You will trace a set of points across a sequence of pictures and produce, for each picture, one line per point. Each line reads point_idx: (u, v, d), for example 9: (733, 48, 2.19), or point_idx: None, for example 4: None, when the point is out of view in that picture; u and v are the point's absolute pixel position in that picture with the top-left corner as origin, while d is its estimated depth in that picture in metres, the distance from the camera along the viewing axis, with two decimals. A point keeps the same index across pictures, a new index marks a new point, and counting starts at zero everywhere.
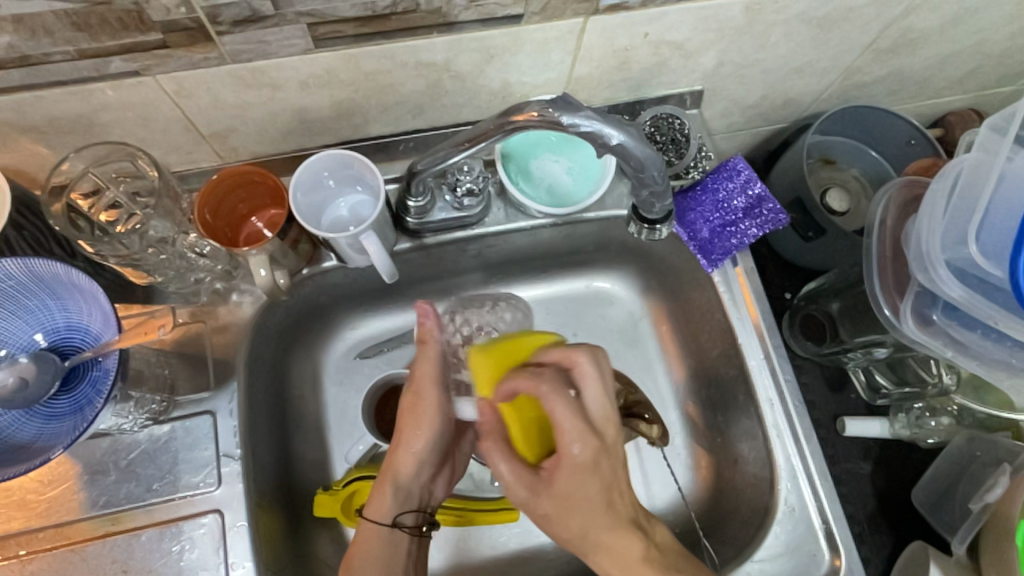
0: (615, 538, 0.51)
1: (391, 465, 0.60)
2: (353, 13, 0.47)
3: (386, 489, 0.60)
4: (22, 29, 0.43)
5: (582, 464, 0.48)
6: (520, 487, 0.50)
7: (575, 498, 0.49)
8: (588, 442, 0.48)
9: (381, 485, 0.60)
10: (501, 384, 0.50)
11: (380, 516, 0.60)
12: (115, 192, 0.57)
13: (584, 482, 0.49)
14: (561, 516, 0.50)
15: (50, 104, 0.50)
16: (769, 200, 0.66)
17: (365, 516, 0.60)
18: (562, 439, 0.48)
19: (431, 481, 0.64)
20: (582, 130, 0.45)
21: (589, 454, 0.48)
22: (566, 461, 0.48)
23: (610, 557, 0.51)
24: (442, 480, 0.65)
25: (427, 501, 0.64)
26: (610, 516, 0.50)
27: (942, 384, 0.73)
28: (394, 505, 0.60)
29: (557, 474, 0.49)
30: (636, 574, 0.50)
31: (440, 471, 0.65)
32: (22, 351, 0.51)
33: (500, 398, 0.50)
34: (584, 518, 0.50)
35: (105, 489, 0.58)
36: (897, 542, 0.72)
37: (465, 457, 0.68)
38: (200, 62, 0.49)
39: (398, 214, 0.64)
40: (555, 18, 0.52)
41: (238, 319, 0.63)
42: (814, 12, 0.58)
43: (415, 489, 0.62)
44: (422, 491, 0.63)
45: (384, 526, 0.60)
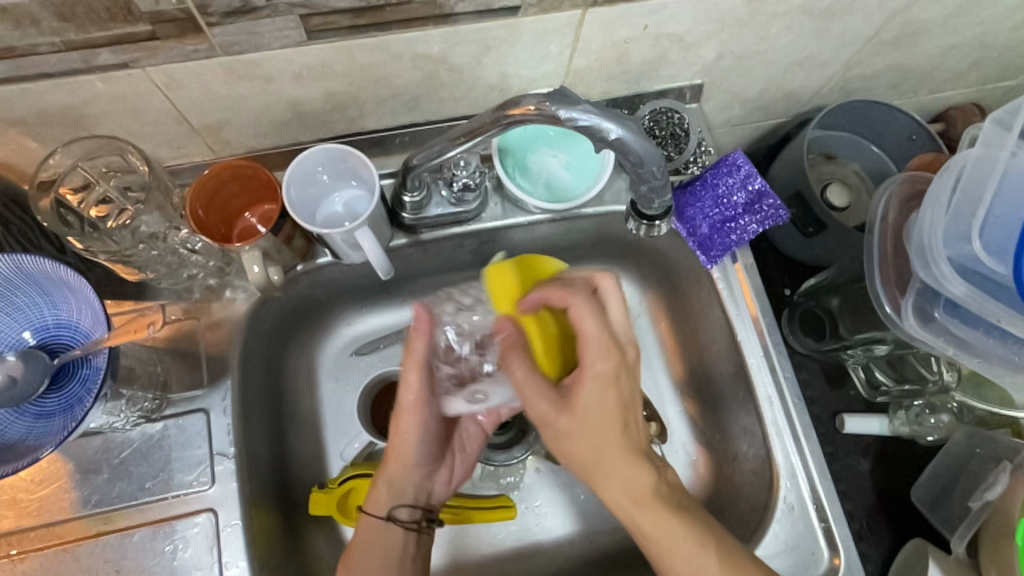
0: (630, 467, 0.50)
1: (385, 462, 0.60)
2: (346, 4, 0.46)
3: (379, 486, 0.60)
4: (7, 20, 0.42)
5: (607, 374, 0.49)
6: (541, 400, 0.49)
7: (597, 411, 0.49)
8: (610, 352, 0.49)
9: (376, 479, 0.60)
10: (529, 296, 0.53)
11: (374, 510, 0.60)
12: (105, 187, 0.56)
13: (606, 395, 0.49)
14: (579, 434, 0.49)
15: (37, 97, 0.49)
16: (770, 195, 0.65)
17: (363, 510, 0.60)
18: (588, 349, 0.49)
19: (427, 476, 0.63)
20: (580, 125, 0.45)
21: (612, 364, 0.49)
22: (591, 371, 0.49)
23: (622, 483, 0.50)
24: (442, 477, 0.64)
25: (427, 498, 0.63)
26: (627, 442, 0.50)
27: (943, 381, 0.74)
28: (388, 498, 0.60)
29: (579, 388, 0.49)
30: (646, 504, 0.50)
31: (439, 467, 0.63)
32: (11, 349, 0.50)
33: (527, 307, 0.53)
34: (602, 436, 0.49)
35: (97, 488, 0.57)
36: (896, 539, 0.72)
37: (468, 453, 0.65)
38: (190, 55, 0.48)
39: (393, 209, 0.63)
40: (553, 10, 0.51)
41: (232, 316, 0.62)
42: (816, 3, 0.57)
43: (411, 485, 0.61)
44: (418, 487, 0.62)
45: (378, 519, 0.59)
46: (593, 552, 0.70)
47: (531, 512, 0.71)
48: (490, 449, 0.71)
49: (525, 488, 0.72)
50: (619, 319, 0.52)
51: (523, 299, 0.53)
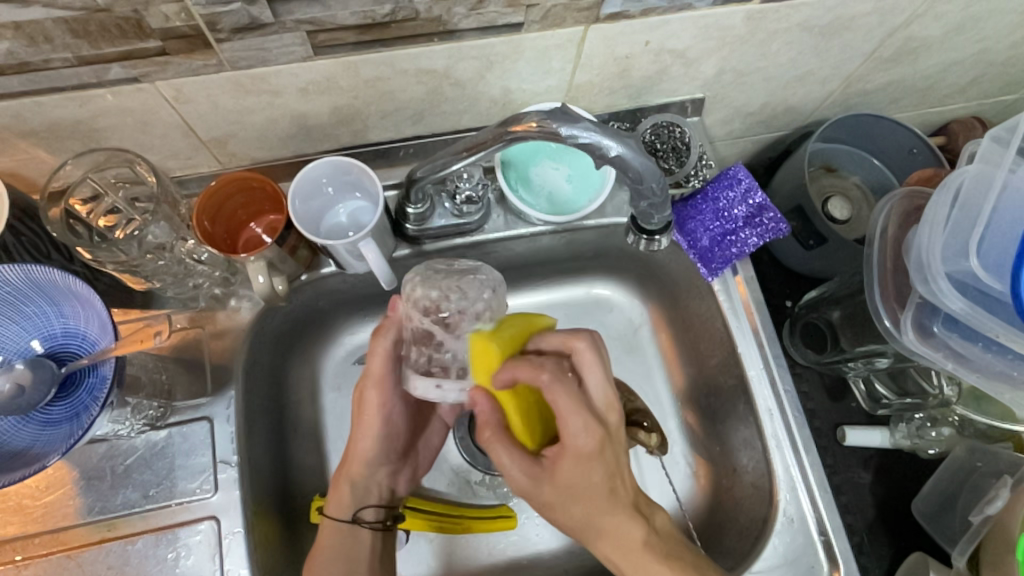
0: (617, 525, 0.50)
1: (346, 463, 0.61)
2: (352, 21, 0.47)
3: (343, 489, 0.61)
4: (21, 36, 0.43)
5: (585, 449, 0.49)
6: (522, 477, 0.50)
7: (579, 484, 0.49)
8: (589, 428, 0.49)
9: (339, 480, 0.61)
10: (499, 371, 0.49)
11: (335, 510, 0.60)
12: (114, 198, 0.57)
13: (587, 469, 0.49)
14: (564, 505, 0.50)
15: (48, 110, 0.50)
16: (771, 208, 0.65)
17: (325, 513, 0.61)
18: (566, 425, 0.49)
19: (392, 475, 0.65)
20: (580, 142, 0.45)
21: (592, 440, 0.49)
22: (570, 448, 0.49)
23: (612, 541, 0.50)
24: (406, 476, 0.67)
25: (391, 497, 0.65)
26: (611, 501, 0.50)
27: (943, 395, 0.73)
28: (347, 502, 0.61)
29: (559, 462, 0.50)
30: (636, 557, 0.50)
31: (401, 468, 0.66)
32: (18, 357, 0.51)
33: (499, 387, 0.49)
34: (584, 505, 0.50)
35: (100, 496, 0.58)
36: (896, 553, 0.72)
37: (429, 452, 0.69)
38: (199, 69, 0.49)
39: (397, 220, 0.64)
40: (556, 27, 0.52)
41: (237, 325, 0.63)
42: (816, 21, 0.58)
43: (374, 485, 0.63)
44: (381, 486, 0.64)
45: (343, 523, 0.60)
46: (592, 564, 0.70)
47: (531, 523, 0.71)
48: (490, 459, 0.73)
49: (526, 499, 0.72)
50: (599, 386, 0.50)
51: (496, 372, 0.49)
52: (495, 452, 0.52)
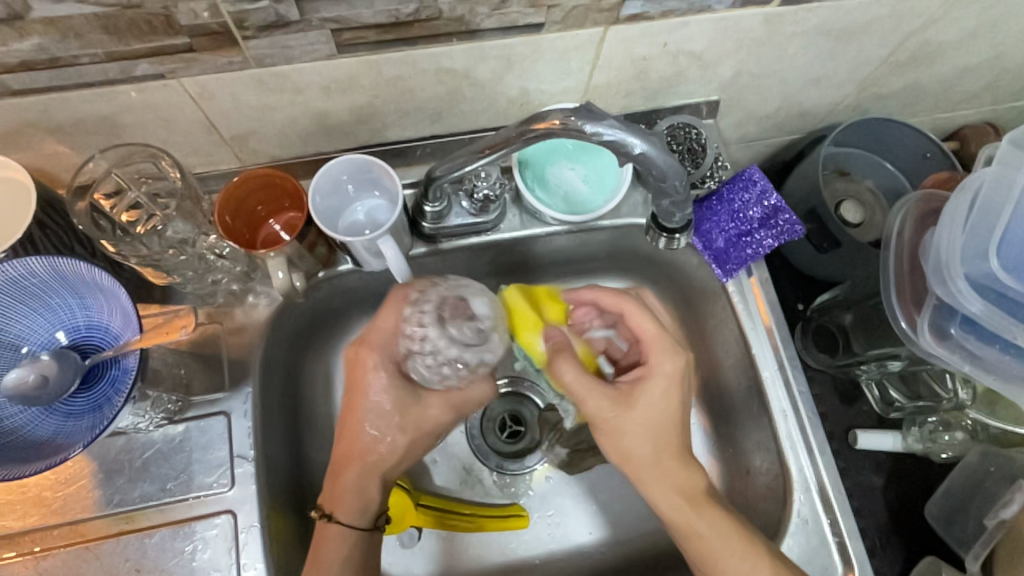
0: (686, 465, 0.56)
1: (376, 463, 0.58)
2: (376, 20, 0.48)
3: (371, 487, 0.58)
4: (53, 31, 0.44)
5: (673, 375, 0.56)
6: (600, 398, 0.55)
7: (659, 410, 0.56)
8: (675, 354, 0.57)
9: (364, 484, 0.58)
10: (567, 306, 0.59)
11: (358, 520, 0.58)
12: (137, 192, 0.57)
13: (669, 395, 0.56)
14: (638, 432, 0.55)
15: (76, 105, 0.51)
16: (786, 210, 0.65)
17: (337, 519, 0.57)
18: (655, 351, 0.57)
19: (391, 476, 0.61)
20: (605, 140, 0.46)
21: (677, 366, 0.56)
22: (652, 374, 0.56)
23: (679, 479, 0.56)
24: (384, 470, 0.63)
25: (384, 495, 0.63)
26: (682, 442, 0.57)
27: (958, 399, 0.74)
28: (373, 506, 0.59)
29: (639, 388, 0.56)
30: (701, 503, 0.56)
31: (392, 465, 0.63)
32: (43, 349, 0.51)
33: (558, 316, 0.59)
34: (660, 435, 0.56)
35: (118, 489, 0.58)
36: (908, 557, 0.72)
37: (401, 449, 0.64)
38: (224, 66, 0.49)
39: (414, 218, 0.64)
40: (576, 28, 0.53)
41: (254, 321, 0.64)
42: (833, 24, 0.58)
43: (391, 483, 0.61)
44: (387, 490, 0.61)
45: (360, 531, 0.58)
46: (604, 565, 0.70)
47: (543, 522, 0.71)
48: (503, 458, 0.73)
49: (537, 498, 0.72)
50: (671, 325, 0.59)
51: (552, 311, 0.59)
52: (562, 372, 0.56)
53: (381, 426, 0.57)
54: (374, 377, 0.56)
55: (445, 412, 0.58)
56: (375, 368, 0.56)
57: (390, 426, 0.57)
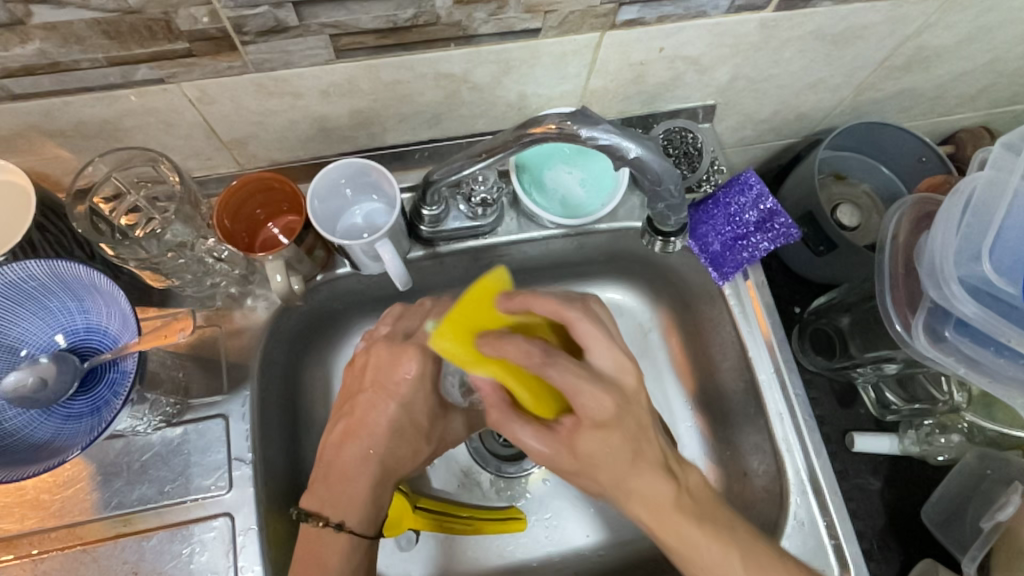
0: (649, 485, 0.50)
1: (395, 470, 0.61)
2: (374, 25, 0.48)
3: (385, 492, 0.60)
4: (54, 36, 0.44)
5: (604, 415, 0.47)
6: (541, 445, 0.50)
7: (598, 453, 0.49)
8: (601, 395, 0.46)
9: (376, 491, 0.59)
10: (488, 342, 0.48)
11: (365, 529, 0.57)
12: (136, 197, 0.58)
13: (607, 435, 0.48)
14: (590, 469, 0.50)
15: (76, 109, 0.51)
16: (782, 213, 0.65)
17: (349, 527, 0.57)
18: (583, 397, 0.47)
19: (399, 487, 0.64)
20: (600, 144, 0.46)
21: (607, 407, 0.47)
22: (588, 418, 0.47)
23: (644, 503, 0.51)
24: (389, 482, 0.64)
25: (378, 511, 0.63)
26: (638, 463, 0.50)
27: (953, 401, 0.73)
28: (379, 517, 0.59)
29: (574, 428, 0.49)
30: (672, 518, 0.50)
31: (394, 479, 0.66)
32: (42, 352, 0.52)
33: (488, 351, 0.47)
34: (608, 470, 0.50)
35: (116, 491, 0.58)
36: (905, 560, 0.72)
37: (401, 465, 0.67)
38: (224, 70, 0.50)
39: (412, 222, 0.64)
40: (572, 33, 0.53)
41: (253, 324, 0.64)
42: (828, 29, 0.59)
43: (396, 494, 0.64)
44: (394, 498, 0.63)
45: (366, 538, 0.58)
46: (601, 567, 0.70)
47: (541, 525, 0.71)
48: (501, 461, 0.73)
49: (536, 501, 0.72)
50: (603, 353, 0.48)
51: (481, 346, 0.48)
52: (508, 429, 0.51)
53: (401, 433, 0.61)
54: (404, 375, 0.61)
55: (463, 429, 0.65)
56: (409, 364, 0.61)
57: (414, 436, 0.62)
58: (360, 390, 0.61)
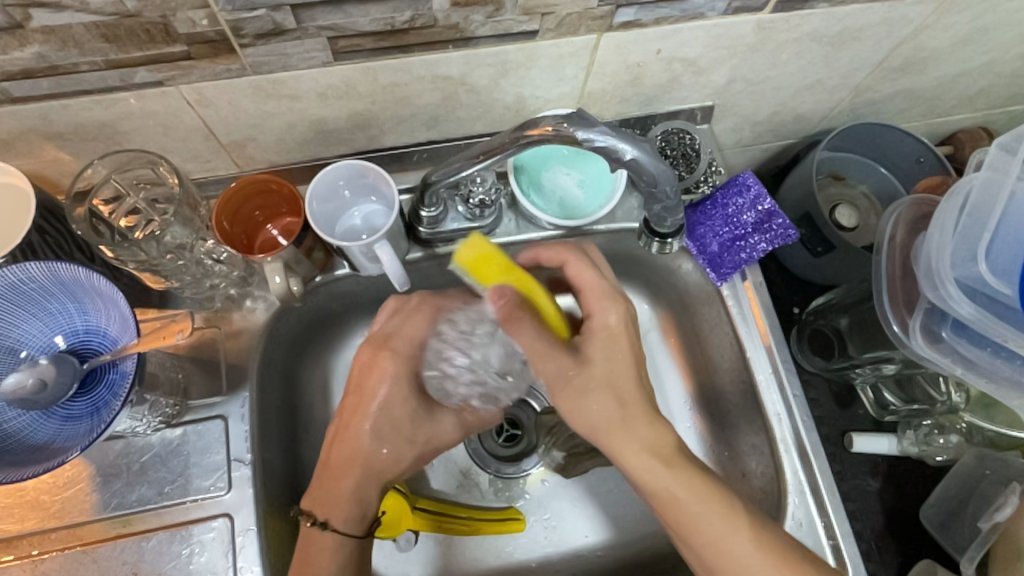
0: (648, 428, 0.53)
1: (378, 469, 0.59)
2: (372, 27, 0.48)
3: (371, 494, 0.59)
4: (53, 40, 0.44)
5: (616, 326, 0.54)
6: (555, 357, 0.51)
7: (612, 365, 0.53)
8: (618, 308, 0.55)
9: (363, 489, 0.58)
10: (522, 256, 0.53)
11: (354, 528, 0.57)
12: (135, 198, 0.58)
13: (617, 348, 0.53)
14: (598, 389, 0.52)
15: (75, 112, 0.51)
16: (780, 215, 0.66)
17: (332, 526, 0.56)
18: (595, 302, 0.55)
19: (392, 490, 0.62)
20: (596, 146, 0.46)
21: (620, 317, 0.54)
22: (597, 326, 0.54)
23: (641, 443, 0.52)
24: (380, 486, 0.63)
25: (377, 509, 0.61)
26: (639, 399, 0.53)
27: (951, 401, 0.74)
28: (369, 514, 0.58)
29: (592, 339, 0.54)
30: (666, 462, 0.53)
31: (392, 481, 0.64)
32: (42, 353, 0.52)
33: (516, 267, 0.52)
34: (614, 395, 0.52)
35: (116, 492, 0.59)
36: (904, 560, 0.72)
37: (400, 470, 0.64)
38: (222, 73, 0.50)
39: (411, 223, 0.65)
40: (570, 35, 0.53)
41: (252, 325, 0.64)
42: (825, 31, 0.59)
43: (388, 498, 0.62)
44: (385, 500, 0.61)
45: (352, 539, 0.57)
46: (599, 568, 0.71)
47: (540, 526, 0.71)
48: (501, 462, 0.73)
49: (534, 503, 0.72)
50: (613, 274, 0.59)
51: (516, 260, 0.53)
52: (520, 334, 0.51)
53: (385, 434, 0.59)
54: (382, 386, 0.59)
55: (456, 429, 0.62)
56: (386, 375, 0.59)
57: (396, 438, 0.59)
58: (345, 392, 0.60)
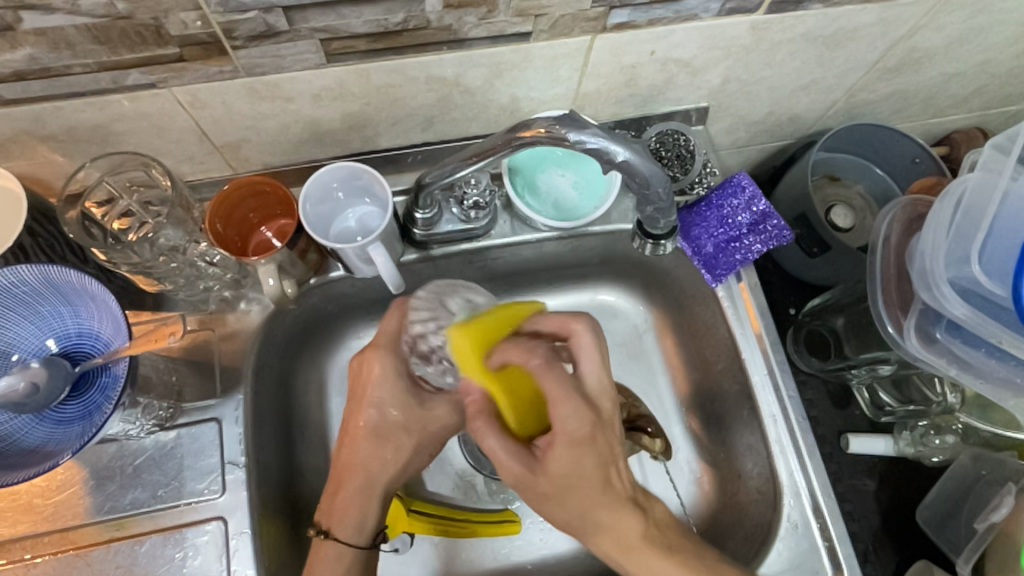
0: (616, 518, 0.50)
1: (373, 474, 0.58)
2: (364, 29, 0.48)
3: (372, 500, 0.59)
4: (44, 42, 0.44)
5: (580, 435, 0.48)
6: (513, 465, 0.49)
7: (572, 475, 0.48)
8: (582, 413, 0.48)
9: (362, 496, 0.58)
10: (496, 355, 0.49)
11: (355, 538, 0.58)
12: (128, 201, 0.57)
13: (581, 456, 0.48)
14: (558, 493, 0.49)
15: (67, 114, 0.51)
16: (774, 216, 0.65)
17: (334, 535, 0.57)
18: (558, 408, 0.48)
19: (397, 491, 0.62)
20: (588, 147, 0.46)
21: (584, 425, 0.48)
22: (561, 435, 0.48)
23: (609, 534, 0.51)
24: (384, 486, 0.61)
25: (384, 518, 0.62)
26: (609, 492, 0.50)
27: (947, 402, 0.73)
28: (369, 526, 0.59)
29: (551, 450, 0.48)
30: (637, 553, 0.51)
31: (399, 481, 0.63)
32: (34, 356, 0.52)
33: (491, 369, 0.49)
34: (579, 497, 0.50)
35: (110, 495, 0.58)
36: (901, 561, 0.72)
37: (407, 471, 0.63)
38: (215, 75, 0.50)
39: (406, 225, 0.64)
40: (564, 36, 0.53)
41: (246, 327, 0.64)
42: (820, 31, 0.59)
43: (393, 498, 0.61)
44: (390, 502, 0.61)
45: (356, 548, 0.58)
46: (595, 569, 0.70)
47: (536, 527, 0.71)
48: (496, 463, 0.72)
49: (530, 504, 0.72)
50: (592, 368, 0.50)
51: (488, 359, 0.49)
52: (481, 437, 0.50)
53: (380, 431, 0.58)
54: (382, 384, 0.57)
55: (450, 413, 0.60)
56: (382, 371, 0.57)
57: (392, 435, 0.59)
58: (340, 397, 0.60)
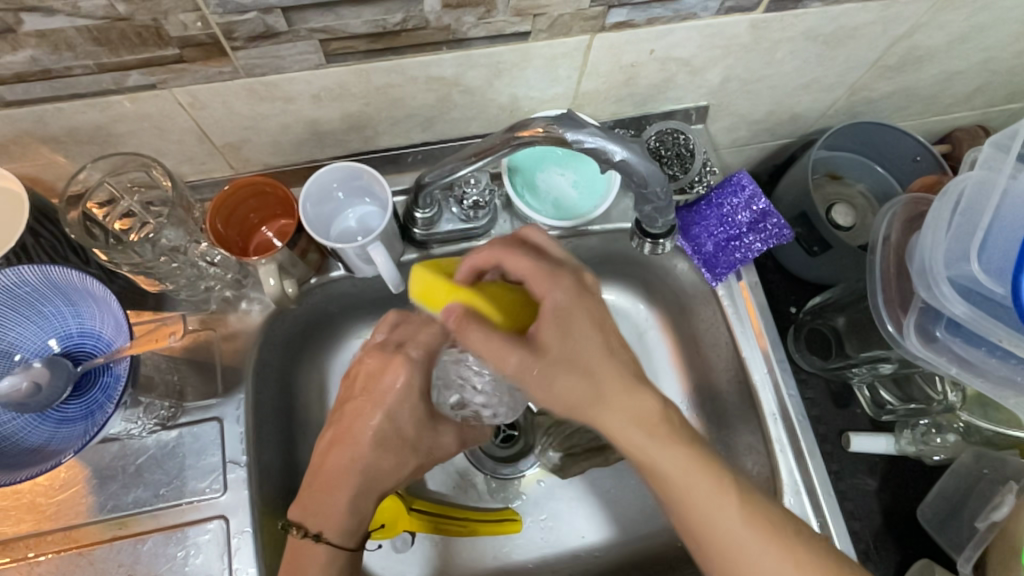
0: (630, 397, 0.46)
1: (374, 481, 0.58)
2: (364, 29, 0.48)
3: (369, 503, 0.58)
4: (45, 44, 0.44)
5: (566, 301, 0.46)
6: (509, 352, 0.45)
7: (572, 342, 0.46)
8: (562, 281, 0.47)
9: (358, 502, 0.57)
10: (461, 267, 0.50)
11: (347, 541, 0.57)
12: (129, 201, 0.58)
13: (576, 323, 0.46)
14: (561, 371, 0.45)
15: (68, 116, 0.51)
16: (774, 215, 0.65)
17: (325, 538, 0.56)
18: (538, 283, 0.47)
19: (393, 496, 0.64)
20: (586, 147, 0.46)
21: (567, 291, 0.47)
22: (549, 307, 0.46)
23: (625, 414, 0.46)
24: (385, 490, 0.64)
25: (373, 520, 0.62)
26: (618, 367, 0.47)
27: (947, 401, 0.72)
28: (361, 529, 0.58)
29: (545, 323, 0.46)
30: (653, 434, 0.47)
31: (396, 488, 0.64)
32: (36, 356, 0.52)
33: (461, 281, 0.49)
34: (585, 369, 0.46)
35: (112, 494, 0.59)
36: (902, 560, 0.72)
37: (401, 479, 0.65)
38: (215, 76, 0.50)
39: (406, 225, 0.65)
40: (563, 35, 0.53)
41: (247, 327, 0.64)
42: (819, 30, 0.59)
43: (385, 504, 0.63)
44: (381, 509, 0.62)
45: (345, 551, 0.56)
46: (595, 567, 0.70)
47: (537, 526, 0.71)
48: (497, 462, 0.73)
49: (530, 503, 0.72)
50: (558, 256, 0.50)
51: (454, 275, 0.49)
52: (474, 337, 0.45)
53: (385, 441, 0.58)
54: (393, 385, 0.58)
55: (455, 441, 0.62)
56: (402, 375, 0.58)
57: (398, 449, 0.59)
58: (351, 395, 0.60)
